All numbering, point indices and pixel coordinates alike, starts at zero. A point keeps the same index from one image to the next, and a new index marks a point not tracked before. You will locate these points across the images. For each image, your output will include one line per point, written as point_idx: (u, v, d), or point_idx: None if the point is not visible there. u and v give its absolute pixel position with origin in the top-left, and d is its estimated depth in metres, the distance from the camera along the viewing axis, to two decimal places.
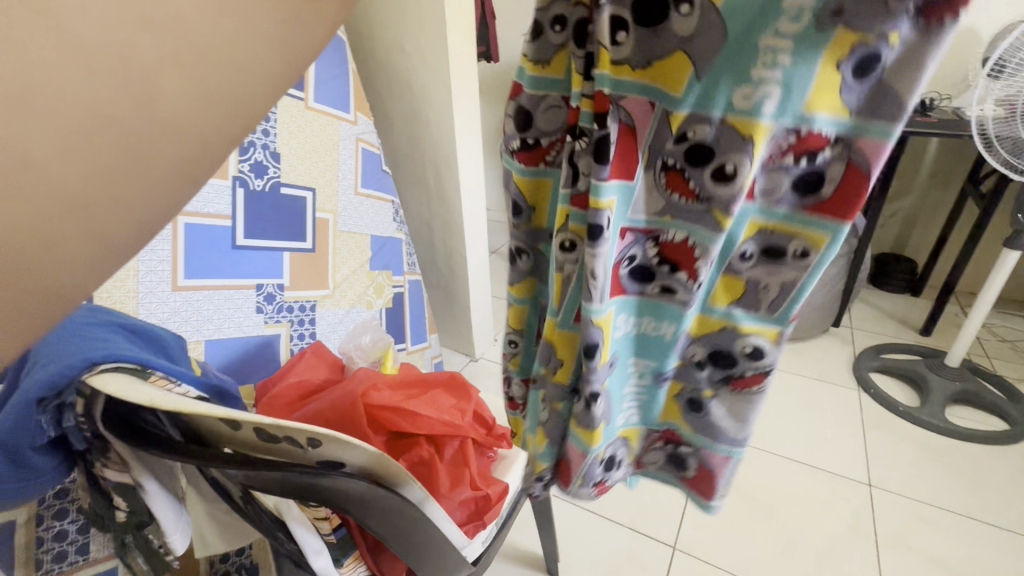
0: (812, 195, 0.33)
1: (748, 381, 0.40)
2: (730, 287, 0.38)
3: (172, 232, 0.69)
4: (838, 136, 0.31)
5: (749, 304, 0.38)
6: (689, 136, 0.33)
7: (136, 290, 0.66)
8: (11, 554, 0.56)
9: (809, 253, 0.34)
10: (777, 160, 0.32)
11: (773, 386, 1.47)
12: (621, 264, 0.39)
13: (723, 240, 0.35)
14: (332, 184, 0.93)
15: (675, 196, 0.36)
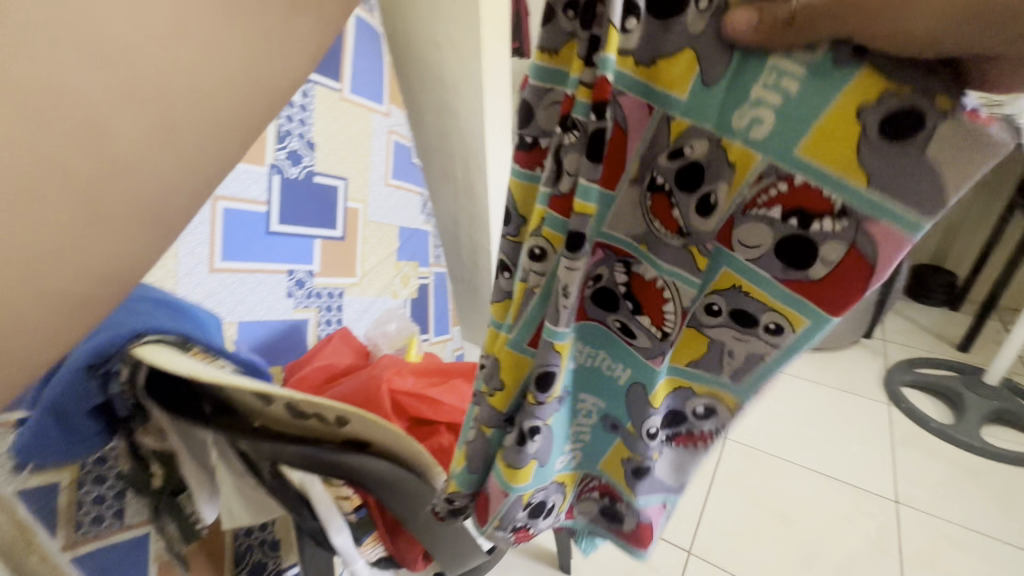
0: (797, 268, 0.34)
1: (694, 441, 0.44)
2: (697, 344, 0.40)
3: (209, 217, 0.71)
4: (844, 204, 0.31)
5: (711, 369, 0.40)
6: (684, 152, 0.35)
7: (176, 271, 0.67)
8: (54, 515, 0.58)
9: (780, 329, 0.36)
10: (765, 210, 0.34)
11: (798, 395, 1.43)
12: (586, 283, 0.41)
13: (698, 283, 0.38)
14: (363, 175, 0.95)
15: (657, 223, 0.37)
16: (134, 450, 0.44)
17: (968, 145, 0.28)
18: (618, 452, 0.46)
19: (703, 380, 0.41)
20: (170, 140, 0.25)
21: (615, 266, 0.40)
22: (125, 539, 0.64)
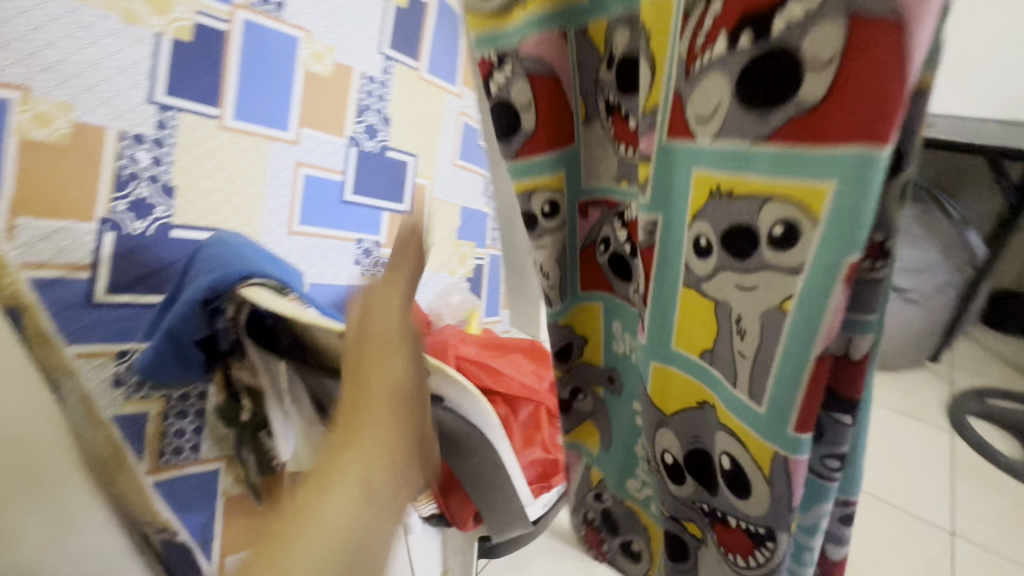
0: (786, 107, 0.29)
1: (733, 531, 0.43)
2: (704, 321, 0.39)
3: (293, 181, 0.77)
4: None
5: (730, 373, 0.38)
6: (612, 56, 0.41)
7: (260, 229, 0.75)
8: (142, 443, 0.65)
9: (791, 225, 0.30)
10: (711, 63, 0.31)
11: None
12: (595, 247, 0.52)
13: (689, 214, 0.37)
14: (432, 153, 0.97)
15: (623, 144, 0.45)
16: (232, 383, 0.51)
17: None
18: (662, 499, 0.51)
19: (722, 395, 0.40)
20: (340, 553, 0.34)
21: (612, 221, 0.49)
22: (196, 473, 0.71)
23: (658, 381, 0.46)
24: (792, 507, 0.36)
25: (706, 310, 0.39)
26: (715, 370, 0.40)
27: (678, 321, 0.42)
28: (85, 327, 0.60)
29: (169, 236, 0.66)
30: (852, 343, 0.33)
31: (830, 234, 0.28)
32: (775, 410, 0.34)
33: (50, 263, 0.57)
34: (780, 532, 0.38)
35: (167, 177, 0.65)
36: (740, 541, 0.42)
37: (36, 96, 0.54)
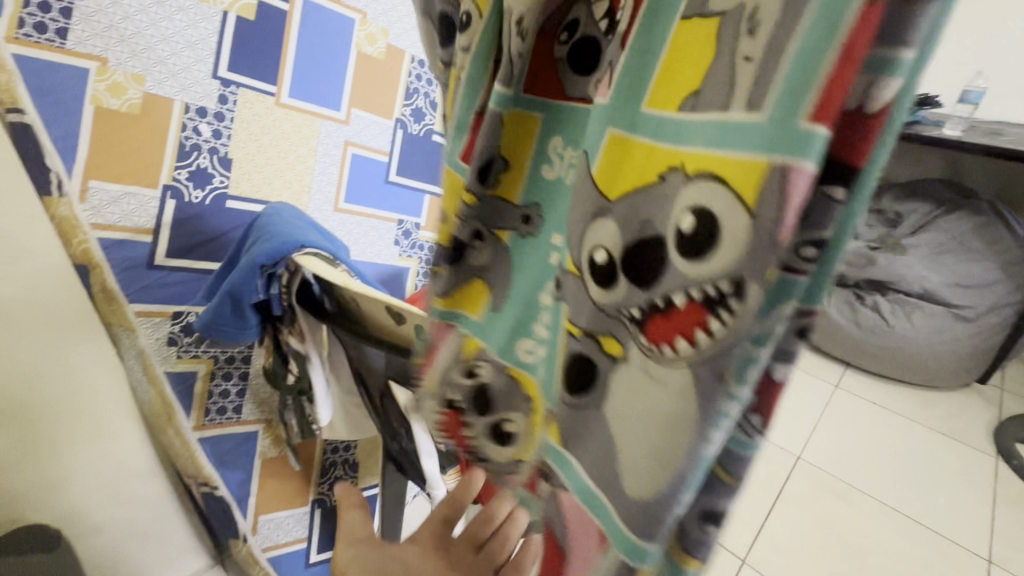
0: None
1: (666, 333, 0.21)
2: (700, 52, 0.20)
3: (341, 159, 0.79)
4: None
5: (720, 80, 0.19)
6: None
7: (308, 204, 0.78)
8: (191, 399, 0.69)
9: None
10: None
11: (887, 430, 1.30)
12: (557, 37, 0.29)
13: None
14: None
15: None
16: (280, 348, 0.53)
17: None
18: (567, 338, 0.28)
19: (697, 127, 0.19)
20: None
21: None
22: (237, 431, 0.73)
23: (611, 156, 0.24)
24: (779, 242, 0.16)
25: (696, 36, 0.20)
26: (700, 109, 0.19)
27: (671, 43, 0.21)
28: (145, 287, 0.64)
29: (225, 206, 0.69)
30: (878, 90, 0.16)
31: (811, 41, 0.15)
32: (784, 104, 0.16)
33: (116, 225, 0.61)
34: (751, 285, 0.17)
35: (224, 150, 0.68)
36: (683, 340, 0.20)
37: (111, 66, 0.57)
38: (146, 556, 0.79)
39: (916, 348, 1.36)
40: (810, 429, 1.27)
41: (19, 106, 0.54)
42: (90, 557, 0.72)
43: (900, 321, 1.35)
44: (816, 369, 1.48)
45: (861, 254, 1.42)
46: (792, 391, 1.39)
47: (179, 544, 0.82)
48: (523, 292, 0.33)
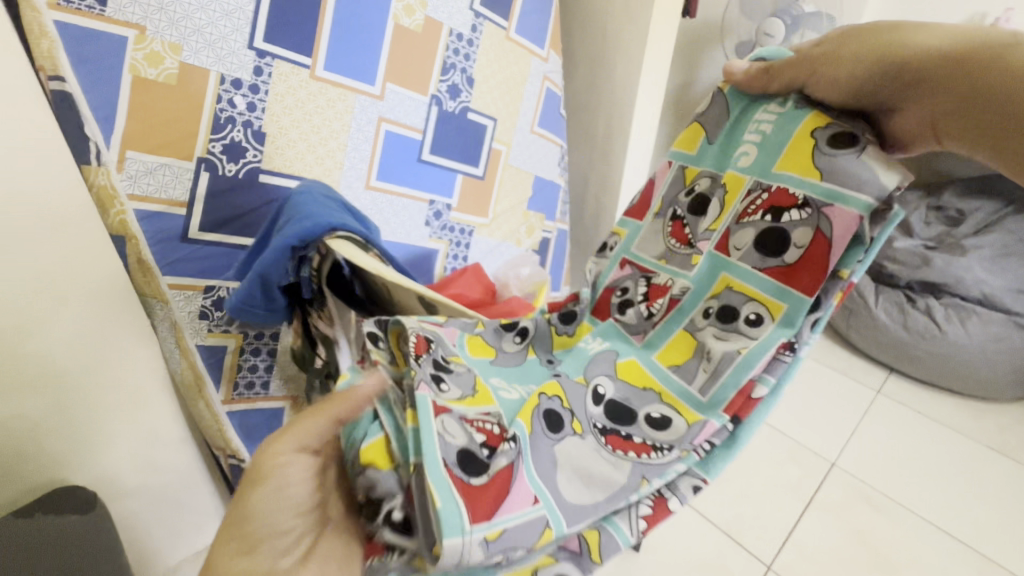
0: (777, 258, 0.46)
1: (627, 445, 0.42)
2: (682, 341, 0.48)
3: (374, 136, 0.77)
4: (807, 199, 0.46)
5: (688, 371, 0.46)
6: (696, 189, 0.56)
7: (339, 181, 0.75)
8: (220, 372, 0.70)
9: (759, 316, 0.45)
10: (752, 212, 0.49)
11: (930, 441, 1.23)
12: (615, 291, 0.55)
13: (698, 280, 0.50)
14: (512, 118, 0.95)
15: (674, 243, 0.55)
16: (308, 331, 0.52)
17: (888, 164, 0.45)
18: (549, 391, 0.45)
19: (673, 384, 0.45)
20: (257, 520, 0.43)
21: (639, 279, 0.55)
22: (263, 407, 0.75)
23: (625, 367, 0.48)
24: (695, 432, 0.41)
25: (683, 335, 0.48)
26: (677, 372, 0.46)
27: (676, 332, 0.48)
28: (179, 259, 0.64)
29: (258, 180, 0.69)
30: (756, 389, 0.43)
31: (770, 337, 0.43)
32: (732, 375, 0.42)
33: (151, 197, 0.61)
34: (676, 447, 0.41)
35: (259, 123, 0.67)
36: (636, 448, 0.41)
37: (149, 35, 0.57)
38: (176, 522, 0.81)
39: (968, 356, 1.25)
40: (847, 435, 1.22)
41: (61, 74, 0.53)
42: (126, 519, 0.75)
43: (953, 327, 1.25)
44: (857, 373, 1.40)
45: (915, 253, 1.36)
46: (829, 394, 1.33)
47: (207, 511, 0.84)
48: (525, 377, 0.48)
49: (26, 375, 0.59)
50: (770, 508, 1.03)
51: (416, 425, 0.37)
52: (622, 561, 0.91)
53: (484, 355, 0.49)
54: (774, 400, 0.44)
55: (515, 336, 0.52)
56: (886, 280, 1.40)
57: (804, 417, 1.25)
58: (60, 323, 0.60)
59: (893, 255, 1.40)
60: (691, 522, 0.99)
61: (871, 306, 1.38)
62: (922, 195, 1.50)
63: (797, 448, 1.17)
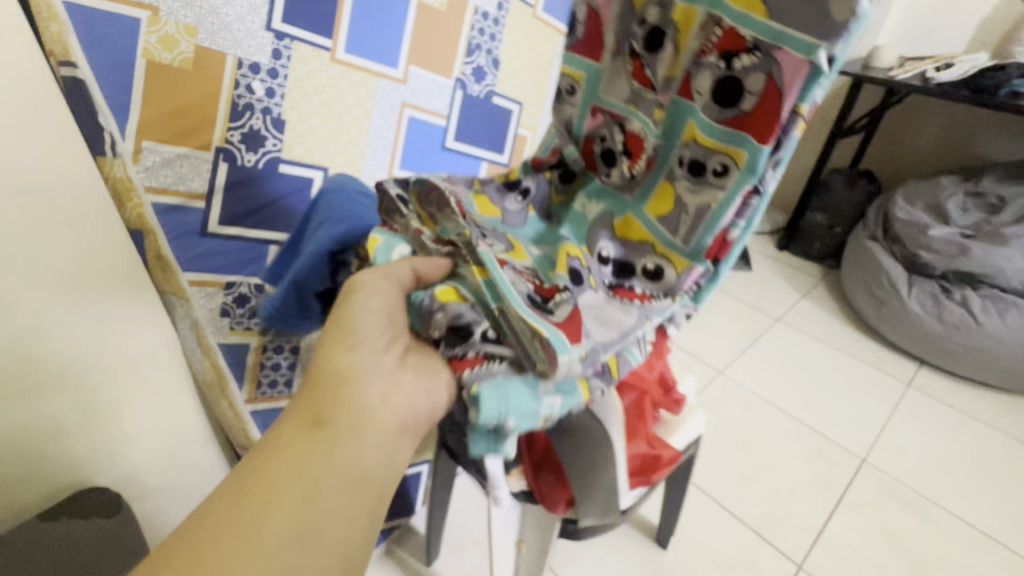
0: (735, 109, 0.41)
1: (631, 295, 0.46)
2: (665, 194, 0.47)
3: (397, 123, 0.74)
4: (756, 42, 0.40)
5: (671, 224, 0.46)
6: (650, 20, 0.46)
7: (361, 171, 0.73)
8: (243, 370, 0.69)
9: (726, 168, 0.42)
10: (706, 56, 0.43)
11: (964, 436, 1.19)
12: (594, 141, 0.52)
13: (666, 133, 0.46)
14: (538, 102, 0.90)
15: (636, 84, 0.48)
16: None
17: None
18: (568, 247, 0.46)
19: (660, 234, 0.47)
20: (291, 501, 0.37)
21: (613, 126, 0.50)
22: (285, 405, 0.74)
23: (622, 224, 0.49)
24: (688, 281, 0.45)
25: (666, 187, 0.47)
26: (663, 226, 0.46)
27: (660, 183, 0.47)
28: (199, 254, 0.62)
29: (278, 170, 0.66)
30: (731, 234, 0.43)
31: (737, 184, 0.42)
32: (704, 232, 0.44)
33: (169, 189, 0.59)
34: (673, 293, 0.46)
35: (278, 110, 0.63)
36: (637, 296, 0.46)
37: (163, 16, 0.53)
38: None
39: (1005, 350, 1.21)
40: (876, 430, 1.19)
41: (71, 59, 0.50)
42: (152, 517, 0.74)
43: (990, 319, 1.21)
44: (886, 365, 1.37)
45: (952, 242, 1.30)
46: (857, 387, 1.30)
47: None
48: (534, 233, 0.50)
49: (46, 376, 0.58)
50: (799, 505, 1.01)
51: (489, 275, 0.40)
52: (651, 559, 0.90)
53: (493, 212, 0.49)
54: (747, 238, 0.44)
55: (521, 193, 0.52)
56: (920, 269, 1.35)
57: (832, 412, 1.23)
58: (80, 322, 0.58)
59: (927, 244, 1.33)
60: (718, 520, 0.97)
61: (904, 298, 1.33)
62: (960, 179, 1.45)
63: (826, 444, 1.15)
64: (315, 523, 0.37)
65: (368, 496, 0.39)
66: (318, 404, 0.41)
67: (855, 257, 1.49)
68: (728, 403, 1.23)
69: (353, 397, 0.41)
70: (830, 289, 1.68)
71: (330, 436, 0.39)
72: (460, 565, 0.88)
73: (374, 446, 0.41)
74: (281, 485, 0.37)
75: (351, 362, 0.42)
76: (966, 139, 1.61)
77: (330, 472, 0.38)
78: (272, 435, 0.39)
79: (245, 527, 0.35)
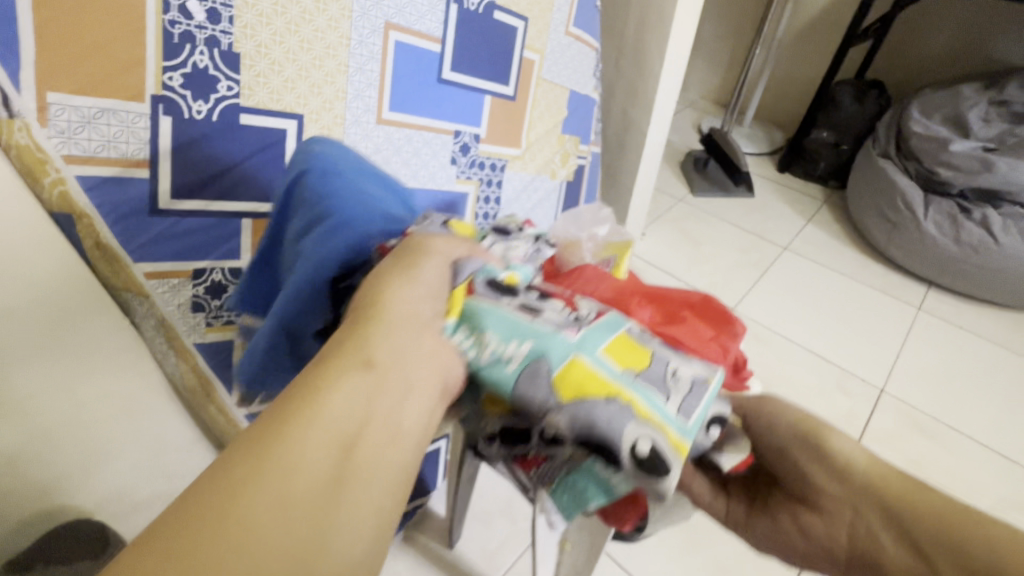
0: (673, 384, 0.34)
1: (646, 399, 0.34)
2: (630, 354, 0.35)
3: (382, 49, 0.58)
4: (669, 377, 0.34)
5: (653, 381, 0.34)
6: (553, 313, 0.37)
7: (344, 116, 0.58)
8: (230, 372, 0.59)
9: (669, 391, 0.33)
10: (587, 325, 0.37)
11: (974, 356, 1.19)
12: (519, 305, 0.37)
13: (596, 352, 0.34)
14: (546, 16, 0.75)
15: (528, 313, 0.36)
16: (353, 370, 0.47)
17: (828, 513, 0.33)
18: (572, 370, 0.33)
19: (648, 396, 0.33)
20: (311, 462, 0.25)
21: (546, 307, 0.38)
22: None
23: (616, 352, 0.35)
24: (683, 401, 0.33)
25: (621, 356, 0.35)
26: (648, 382, 0.33)
27: (612, 355, 0.35)
28: (153, 240, 0.49)
29: (239, 122, 0.51)
30: (699, 382, 0.34)
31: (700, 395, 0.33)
32: (682, 407, 0.33)
33: (97, 157, 0.45)
34: (686, 400, 0.33)
35: (229, 40, 0.49)
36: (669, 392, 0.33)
37: None
38: None
39: None
40: (890, 356, 1.17)
41: None
42: None
43: (1010, 237, 1.18)
44: (897, 290, 1.34)
45: (974, 156, 1.24)
46: (868, 314, 1.27)
47: None
48: (524, 330, 0.35)
49: None
50: None
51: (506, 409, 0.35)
52: None
53: (462, 313, 0.36)
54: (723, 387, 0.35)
55: (505, 296, 0.38)
56: (936, 185, 1.28)
57: (847, 342, 1.20)
58: None
59: (948, 160, 1.27)
60: None
61: (921, 220, 1.27)
62: (982, 87, 1.34)
63: (844, 375, 1.13)
64: (344, 493, 0.25)
65: (415, 459, 0.29)
66: (357, 344, 0.29)
67: (865, 177, 1.42)
68: (745, 341, 1.19)
69: (405, 342, 0.31)
70: (834, 211, 1.62)
71: (381, 377, 0.29)
72: (489, 536, 0.84)
73: (416, 400, 0.30)
74: (312, 424, 0.26)
75: (415, 304, 0.34)
76: (981, 39, 1.50)
77: (371, 428, 0.27)
78: (309, 368, 0.28)
79: (267, 487, 0.23)
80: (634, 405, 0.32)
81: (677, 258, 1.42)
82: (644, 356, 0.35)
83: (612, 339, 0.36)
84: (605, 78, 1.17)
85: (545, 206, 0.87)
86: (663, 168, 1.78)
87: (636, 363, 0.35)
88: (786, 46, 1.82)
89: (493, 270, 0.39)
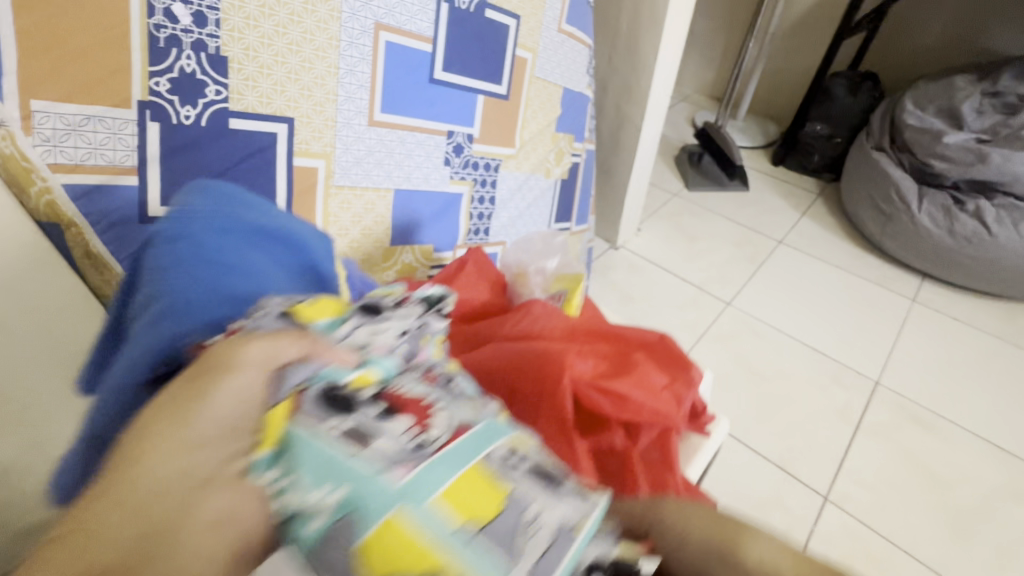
0: (505, 539, 0.34)
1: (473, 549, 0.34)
2: (463, 499, 0.36)
3: (373, 50, 0.58)
4: (499, 530, 0.35)
5: (483, 535, 0.34)
6: (393, 442, 0.38)
7: (335, 119, 0.57)
8: None
9: (497, 548, 0.34)
10: (424, 459, 0.37)
11: (969, 347, 1.19)
12: (357, 431, 0.37)
13: (421, 501, 0.34)
14: (538, 13, 0.74)
15: (363, 444, 0.37)
16: None
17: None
18: (388, 525, 0.33)
19: (473, 557, 0.33)
20: None
21: (385, 432, 0.38)
22: None
23: (451, 500, 0.35)
24: (510, 560, 0.33)
25: (453, 505, 0.35)
26: (477, 538, 0.34)
27: (444, 502, 0.35)
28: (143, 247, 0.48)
29: (228, 127, 0.50)
30: (530, 533, 0.35)
31: (531, 556, 0.34)
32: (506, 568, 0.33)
33: (83, 166, 0.45)
34: (512, 556, 0.34)
35: (216, 44, 0.48)
36: (498, 544, 0.34)
37: None
38: None
39: (1017, 259, 1.19)
40: (885, 348, 1.18)
41: None
42: None
43: (1004, 229, 1.18)
44: (891, 282, 1.34)
45: (969, 149, 1.24)
46: (863, 307, 1.28)
47: None
48: (347, 471, 0.35)
49: None
50: (817, 434, 1.01)
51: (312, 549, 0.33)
52: None
53: (277, 441, 0.35)
54: (568, 539, 0.35)
55: (340, 418, 0.38)
56: (930, 178, 1.29)
57: (843, 335, 1.20)
58: None
59: (941, 151, 1.27)
60: (742, 460, 0.97)
61: (914, 212, 1.27)
62: (976, 78, 1.34)
63: (839, 368, 1.13)
64: None
65: None
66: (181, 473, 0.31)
67: (858, 169, 1.42)
68: (741, 335, 1.19)
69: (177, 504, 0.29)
70: (828, 204, 1.62)
71: (132, 548, 0.27)
72: None
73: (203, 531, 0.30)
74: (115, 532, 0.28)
75: (199, 459, 0.32)
76: (974, 30, 1.50)
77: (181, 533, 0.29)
78: (70, 518, 0.28)
79: None
80: (453, 567, 0.32)
81: (673, 253, 1.42)
82: (497, 496, 0.36)
83: (448, 483, 0.36)
84: (599, 73, 1.17)
85: (539, 205, 0.87)
86: (658, 162, 1.78)
87: (470, 512, 0.35)
88: (780, 38, 1.82)
89: (335, 374, 0.40)
